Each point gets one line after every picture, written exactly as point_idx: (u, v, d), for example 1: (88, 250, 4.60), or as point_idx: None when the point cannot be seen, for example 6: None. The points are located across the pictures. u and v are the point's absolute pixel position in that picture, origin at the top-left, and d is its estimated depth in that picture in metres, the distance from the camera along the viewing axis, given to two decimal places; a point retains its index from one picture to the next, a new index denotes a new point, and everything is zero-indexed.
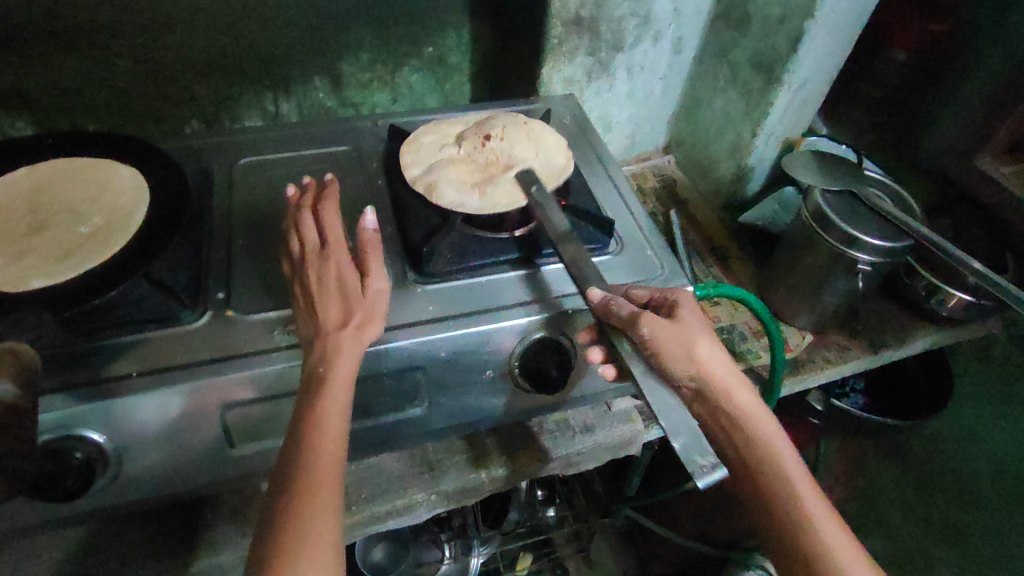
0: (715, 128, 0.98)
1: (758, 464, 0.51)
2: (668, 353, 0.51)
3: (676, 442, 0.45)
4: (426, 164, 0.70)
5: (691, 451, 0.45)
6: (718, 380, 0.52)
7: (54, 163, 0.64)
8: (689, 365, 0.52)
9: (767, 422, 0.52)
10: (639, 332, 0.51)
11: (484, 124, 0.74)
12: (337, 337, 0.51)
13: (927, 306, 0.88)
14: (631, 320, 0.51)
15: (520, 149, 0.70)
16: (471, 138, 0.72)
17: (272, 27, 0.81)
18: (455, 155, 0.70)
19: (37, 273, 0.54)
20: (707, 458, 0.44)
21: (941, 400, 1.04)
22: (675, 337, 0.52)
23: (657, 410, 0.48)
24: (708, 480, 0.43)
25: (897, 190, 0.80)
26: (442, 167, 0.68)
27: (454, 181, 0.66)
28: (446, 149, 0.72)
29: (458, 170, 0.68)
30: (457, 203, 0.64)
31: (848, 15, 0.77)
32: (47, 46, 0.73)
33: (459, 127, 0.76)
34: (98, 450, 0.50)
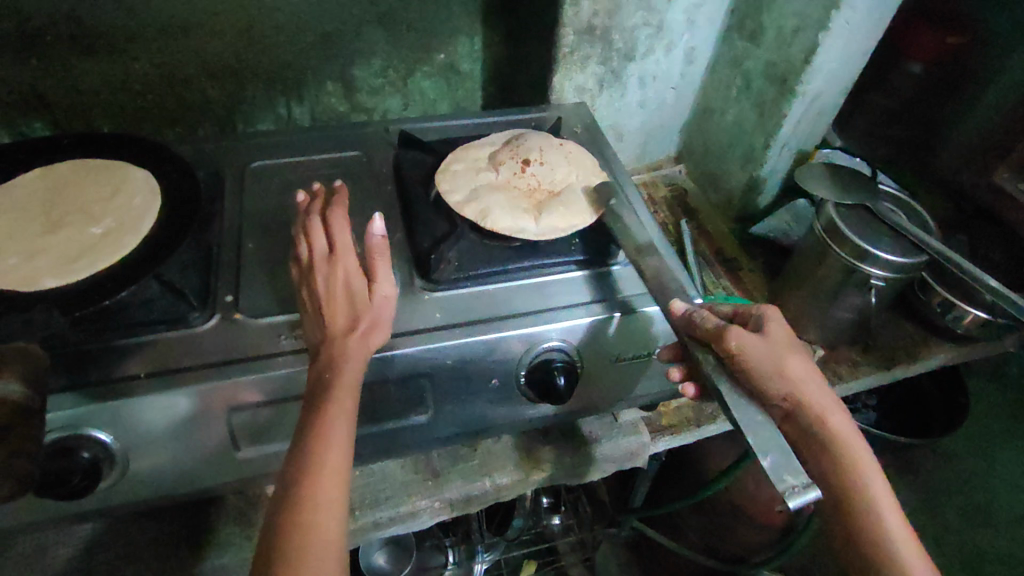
0: (728, 138, 0.98)
1: (851, 492, 0.48)
2: (757, 368, 0.50)
3: (765, 460, 0.44)
4: (467, 190, 0.67)
5: (781, 470, 0.43)
6: (811, 401, 0.51)
7: (70, 165, 0.65)
8: (784, 384, 0.50)
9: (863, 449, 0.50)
10: (729, 345, 0.50)
11: (516, 145, 0.72)
12: (344, 343, 0.51)
13: (942, 323, 0.87)
14: (717, 332, 0.50)
15: (561, 172, 0.69)
16: (510, 163, 0.69)
17: (286, 32, 0.82)
18: (497, 180, 0.68)
19: (50, 272, 0.55)
20: (798, 478, 0.43)
21: (955, 421, 1.03)
22: (764, 352, 0.50)
23: (745, 427, 0.46)
24: (800, 501, 0.42)
25: (910, 204, 0.79)
26: (488, 194, 0.66)
27: (506, 209, 0.65)
28: (485, 173, 0.69)
29: (505, 196, 0.66)
30: (515, 229, 0.63)
31: (864, 27, 0.77)
32: (66, 49, 0.74)
33: (487, 149, 0.73)
34: (104, 450, 0.50)
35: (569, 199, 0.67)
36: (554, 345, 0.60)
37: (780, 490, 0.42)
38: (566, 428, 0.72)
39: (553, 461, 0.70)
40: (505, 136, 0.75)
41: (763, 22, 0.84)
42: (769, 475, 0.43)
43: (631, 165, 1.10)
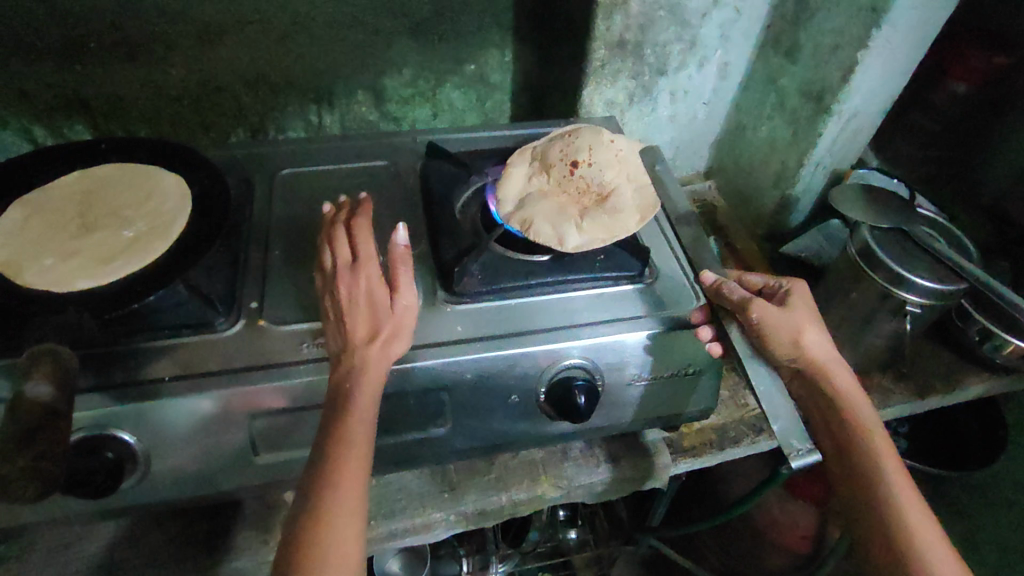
0: (760, 155, 0.96)
1: (855, 443, 0.57)
2: (777, 336, 0.58)
3: (777, 424, 0.55)
4: (516, 196, 0.67)
5: (791, 436, 0.55)
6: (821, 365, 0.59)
7: (106, 169, 0.67)
8: (795, 349, 0.58)
9: (865, 406, 0.58)
10: (750, 315, 0.57)
11: (565, 144, 0.71)
12: (365, 352, 0.51)
13: (980, 352, 0.84)
14: (742, 304, 0.58)
15: (610, 174, 0.69)
16: (561, 164, 0.69)
17: (319, 42, 0.83)
18: (548, 183, 0.68)
19: (84, 274, 0.56)
20: (803, 444, 0.54)
21: (992, 454, 0.99)
22: (785, 321, 0.58)
23: (761, 393, 0.56)
24: (805, 462, 0.52)
25: (949, 228, 0.77)
26: (538, 199, 0.66)
27: (555, 214, 0.64)
28: (537, 176, 0.68)
29: (553, 203, 0.65)
30: (559, 238, 0.62)
31: (906, 46, 0.75)
32: (109, 55, 0.76)
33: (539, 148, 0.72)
34: (128, 450, 0.51)
35: (618, 205, 0.66)
36: (575, 362, 0.59)
37: (787, 450, 0.54)
38: (586, 447, 0.71)
39: (571, 479, 0.69)
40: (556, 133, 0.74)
41: (800, 38, 0.83)
42: (780, 438, 0.54)
43: None
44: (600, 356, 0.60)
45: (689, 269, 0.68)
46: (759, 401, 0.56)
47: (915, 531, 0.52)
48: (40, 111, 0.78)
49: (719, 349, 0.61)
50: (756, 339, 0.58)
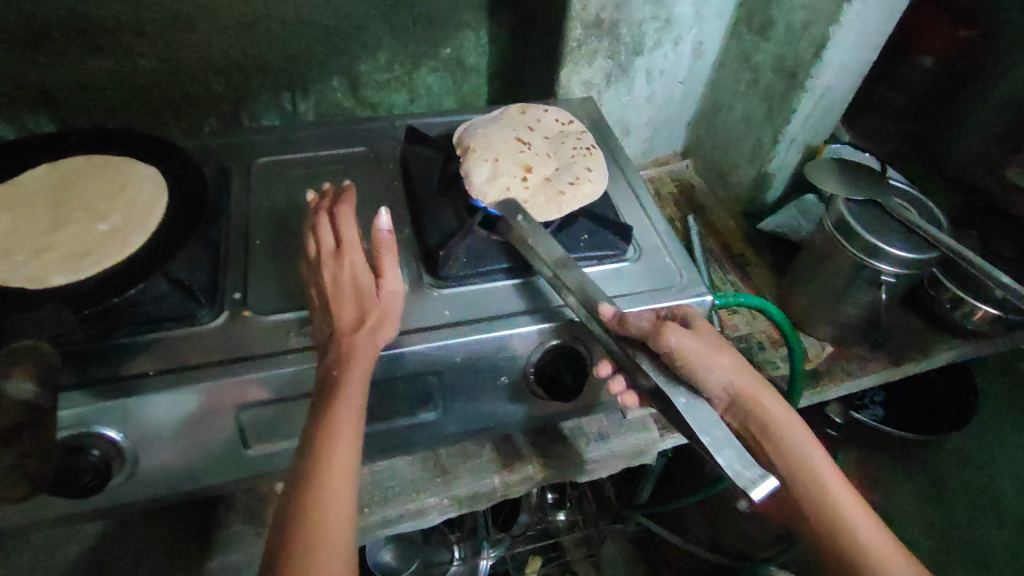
0: (736, 133, 0.97)
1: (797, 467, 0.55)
2: (693, 365, 0.54)
3: (720, 456, 0.48)
4: (563, 133, 0.73)
5: (737, 465, 0.47)
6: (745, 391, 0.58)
7: (77, 162, 0.65)
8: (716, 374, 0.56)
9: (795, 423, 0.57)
10: (667, 341, 0.54)
11: (495, 135, 0.69)
12: (352, 338, 0.50)
13: (951, 318, 0.87)
14: (656, 332, 0.54)
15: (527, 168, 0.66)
16: (547, 134, 0.72)
17: (291, 27, 0.81)
18: (520, 130, 0.71)
19: (58, 270, 0.55)
20: (753, 470, 0.47)
21: (964, 416, 1.02)
22: (700, 349, 0.55)
23: (696, 428, 0.50)
24: (763, 490, 0.45)
25: (921, 200, 0.78)
26: (503, 136, 0.69)
27: (508, 153, 0.67)
28: (517, 123, 0.72)
29: (573, 150, 0.71)
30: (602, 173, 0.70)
31: (876, 22, 0.76)
32: (71, 45, 0.74)
33: (502, 121, 0.72)
34: (114, 448, 0.50)
35: (552, 193, 0.64)
36: (559, 343, 0.60)
37: (742, 484, 0.46)
38: (575, 426, 0.72)
39: (561, 458, 0.69)
40: (477, 124, 0.71)
41: (773, 16, 0.84)
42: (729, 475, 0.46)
43: (637, 160, 1.09)
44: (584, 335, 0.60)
45: (672, 244, 0.69)
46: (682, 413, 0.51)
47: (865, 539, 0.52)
48: (2, 105, 0.76)
49: (621, 387, 0.62)
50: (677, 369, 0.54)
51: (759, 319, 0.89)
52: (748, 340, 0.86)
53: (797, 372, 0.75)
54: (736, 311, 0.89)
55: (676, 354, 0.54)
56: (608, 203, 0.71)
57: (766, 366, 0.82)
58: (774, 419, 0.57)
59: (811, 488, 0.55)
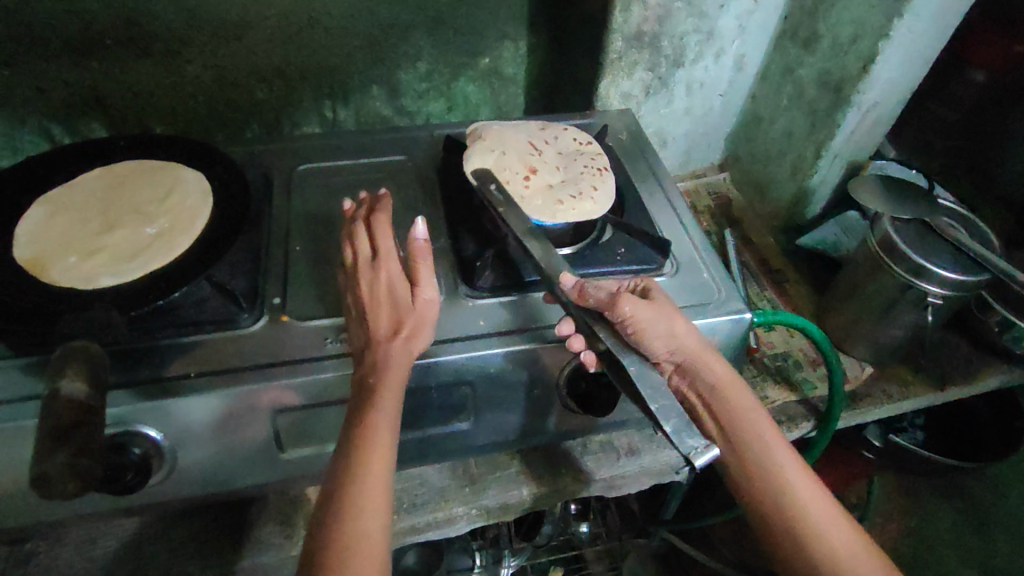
0: (777, 147, 0.95)
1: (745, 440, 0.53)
2: (645, 332, 0.52)
3: (668, 425, 0.47)
4: (578, 150, 0.72)
5: (683, 432, 0.46)
6: (695, 359, 0.54)
7: (127, 167, 0.67)
8: (668, 341, 0.53)
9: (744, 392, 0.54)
10: (622, 310, 0.51)
11: (506, 138, 0.70)
12: (387, 347, 0.50)
13: (1000, 342, 0.84)
14: (611, 301, 0.51)
15: (527, 172, 0.66)
16: (567, 149, 0.72)
17: (334, 36, 0.83)
18: (539, 139, 0.72)
19: (107, 271, 0.56)
20: (699, 439, 0.46)
21: (1011, 444, 0.98)
22: (654, 317, 0.52)
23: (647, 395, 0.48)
24: (707, 458, 0.44)
25: (971, 219, 0.76)
26: (518, 137, 0.71)
27: (517, 151, 0.68)
28: (538, 133, 0.73)
29: (582, 166, 0.69)
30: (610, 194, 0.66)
31: (927, 37, 0.74)
32: (126, 53, 0.76)
33: (523, 131, 0.73)
34: (155, 446, 0.51)
35: (551, 198, 0.63)
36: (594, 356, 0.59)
37: (684, 451, 0.45)
38: (606, 440, 0.71)
39: (591, 472, 0.69)
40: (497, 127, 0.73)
41: (819, 29, 0.82)
42: (672, 440, 0.46)
43: (673, 172, 1.08)
44: None
45: (710, 259, 0.68)
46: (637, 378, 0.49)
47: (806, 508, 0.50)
48: (57, 109, 0.78)
49: (592, 359, 0.55)
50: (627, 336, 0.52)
51: (796, 338, 0.87)
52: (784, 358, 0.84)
53: (836, 394, 0.73)
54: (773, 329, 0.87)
55: (628, 324, 0.51)
56: (645, 217, 0.70)
57: (803, 386, 0.80)
58: (725, 386, 0.54)
59: (761, 458, 0.52)
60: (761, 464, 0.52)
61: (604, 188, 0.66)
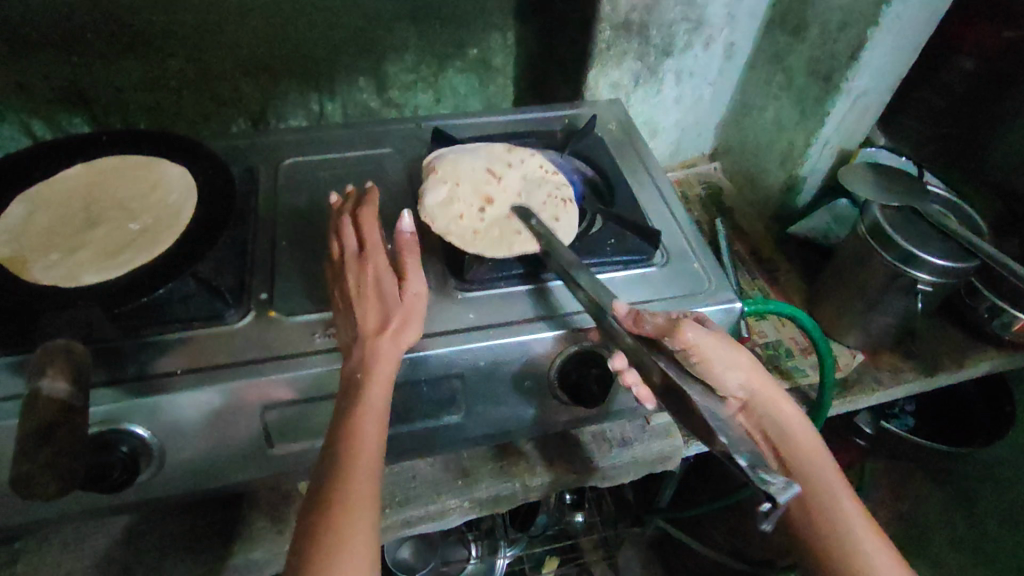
0: (767, 135, 0.95)
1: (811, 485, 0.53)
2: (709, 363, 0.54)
3: (740, 459, 0.43)
4: (543, 174, 0.68)
5: (759, 469, 0.42)
6: (765, 399, 0.56)
7: (110, 163, 0.66)
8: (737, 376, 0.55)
9: (808, 431, 0.56)
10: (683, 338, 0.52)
11: (462, 163, 0.67)
12: (375, 342, 0.50)
13: (989, 328, 0.84)
14: (672, 327, 0.52)
15: (483, 205, 0.63)
16: (525, 172, 0.68)
17: (320, 28, 0.82)
18: (500, 163, 0.68)
19: (90, 269, 0.55)
20: (777, 479, 0.41)
21: (1001, 429, 0.99)
22: (717, 350, 0.53)
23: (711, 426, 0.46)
24: (792, 493, 0.39)
25: (960, 206, 0.76)
26: (474, 164, 0.67)
27: (473, 181, 0.65)
28: (497, 156, 0.69)
29: (544, 195, 0.65)
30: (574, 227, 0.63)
31: (916, 23, 0.74)
32: (107, 46, 0.75)
33: (486, 152, 0.69)
34: (142, 445, 0.51)
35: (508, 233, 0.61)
36: (586, 347, 0.59)
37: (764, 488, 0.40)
38: (598, 431, 0.71)
39: (582, 464, 0.69)
40: (456, 149, 0.69)
41: (808, 16, 0.82)
42: (749, 476, 0.41)
43: (663, 162, 1.08)
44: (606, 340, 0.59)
45: (700, 249, 0.68)
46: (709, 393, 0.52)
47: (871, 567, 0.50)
48: (37, 105, 0.77)
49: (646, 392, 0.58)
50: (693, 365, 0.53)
51: (787, 326, 0.87)
52: (776, 347, 0.84)
53: (827, 382, 0.73)
54: (764, 317, 0.87)
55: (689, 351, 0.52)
56: (635, 207, 0.70)
57: (794, 374, 0.80)
58: (791, 430, 0.55)
59: (827, 508, 0.52)
60: (822, 508, 0.52)
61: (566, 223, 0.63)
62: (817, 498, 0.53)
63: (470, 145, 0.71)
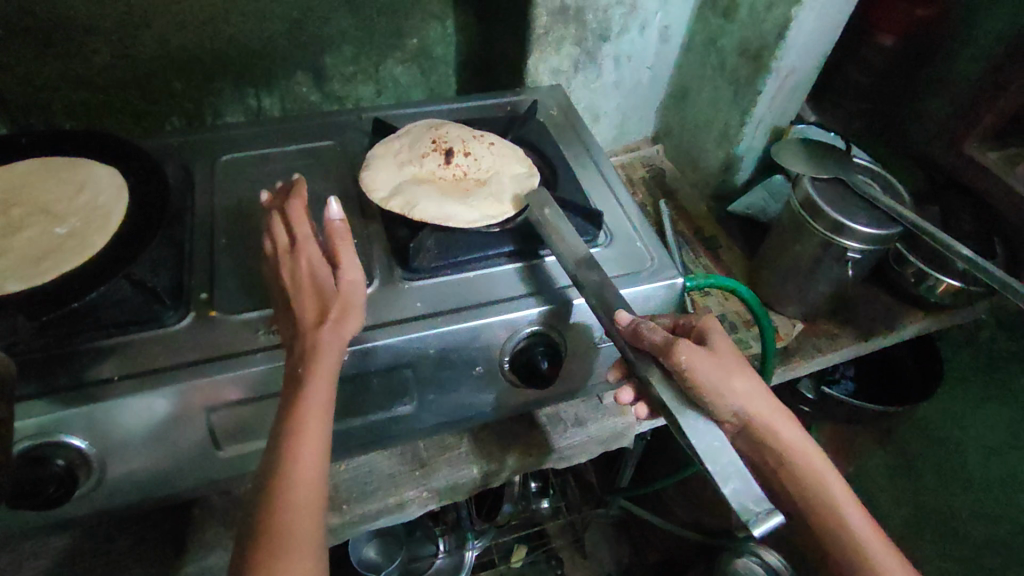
0: (705, 117, 0.98)
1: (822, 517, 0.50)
2: (705, 388, 0.49)
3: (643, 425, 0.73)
4: (447, 143, 0.69)
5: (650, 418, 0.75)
6: (763, 422, 0.51)
7: (30, 165, 0.63)
8: (732, 401, 0.50)
9: (817, 459, 0.51)
10: (676, 360, 0.49)
11: (409, 177, 0.65)
12: (315, 335, 0.49)
13: (917, 293, 0.88)
14: (666, 349, 0.49)
15: (463, 188, 0.65)
16: (423, 151, 0.68)
17: (252, 21, 0.80)
18: (418, 162, 0.67)
19: (13, 275, 0.53)
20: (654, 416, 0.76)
21: (932, 387, 1.05)
22: (713, 376, 0.49)
23: (702, 453, 0.44)
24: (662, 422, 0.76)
25: (885, 177, 0.80)
26: (409, 174, 0.66)
27: (433, 184, 0.65)
28: (404, 158, 0.67)
29: (478, 155, 0.68)
30: (517, 158, 0.69)
31: (836, 3, 0.77)
32: (22, 44, 0.71)
33: (396, 162, 0.67)
34: (80, 456, 0.49)
35: (510, 167, 0.68)
36: (538, 328, 0.60)
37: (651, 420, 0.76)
38: (553, 412, 0.72)
39: (538, 445, 0.69)
40: (377, 170, 0.66)
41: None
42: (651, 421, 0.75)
43: (608, 147, 1.10)
44: (557, 321, 0.60)
45: (642, 228, 0.69)
46: (700, 458, 0.44)
47: None
48: None
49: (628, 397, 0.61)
50: (683, 387, 0.49)
51: (731, 301, 0.90)
52: (721, 321, 0.87)
53: (768, 350, 0.76)
54: (709, 293, 0.90)
55: (684, 374, 0.49)
56: (578, 190, 0.71)
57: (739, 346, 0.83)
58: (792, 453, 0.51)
59: (838, 537, 0.49)
60: (837, 539, 0.49)
61: (513, 166, 0.68)
62: (831, 528, 0.49)
63: (373, 162, 0.67)
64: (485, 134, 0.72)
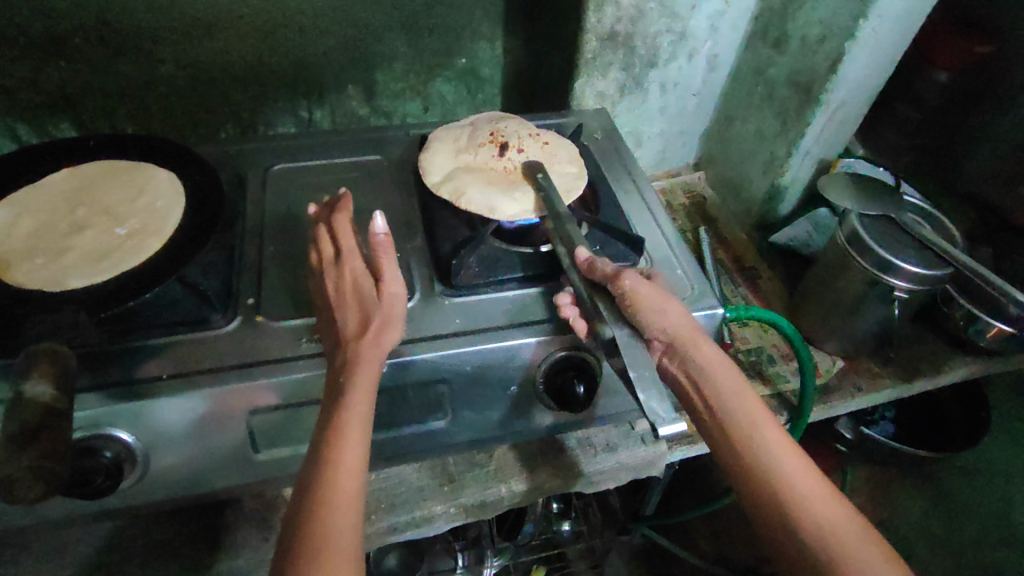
0: (749, 146, 0.97)
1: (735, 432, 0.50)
2: (643, 310, 0.51)
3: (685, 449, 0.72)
4: (505, 136, 0.70)
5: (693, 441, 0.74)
6: (688, 341, 0.52)
7: (96, 167, 0.66)
8: (663, 319, 0.52)
9: (734, 376, 0.52)
10: (623, 285, 0.52)
11: (463, 166, 0.68)
12: (357, 344, 0.50)
13: (965, 336, 0.86)
14: (614, 275, 0.52)
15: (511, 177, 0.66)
16: (480, 141, 0.69)
17: (309, 36, 0.82)
18: (473, 151, 0.69)
19: (75, 272, 0.56)
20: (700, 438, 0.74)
21: (977, 434, 1.01)
22: (654, 298, 0.52)
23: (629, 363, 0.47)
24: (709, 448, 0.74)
25: (934, 216, 0.78)
26: (465, 159, 0.68)
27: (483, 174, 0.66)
28: (462, 145, 0.70)
29: (532, 152, 0.69)
30: (570, 161, 0.70)
31: (891, 39, 0.76)
32: (95, 52, 0.75)
33: (455, 148, 0.70)
34: (126, 450, 0.50)
35: (562, 165, 0.69)
36: (572, 351, 0.59)
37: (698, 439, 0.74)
38: (584, 436, 0.72)
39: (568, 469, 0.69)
40: (438, 156, 0.70)
41: (787, 30, 0.84)
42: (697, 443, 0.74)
43: (648, 171, 1.10)
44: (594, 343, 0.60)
45: (682, 255, 0.69)
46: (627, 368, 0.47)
47: (796, 502, 0.47)
48: (23, 110, 0.77)
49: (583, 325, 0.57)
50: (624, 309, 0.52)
51: (769, 333, 0.88)
52: (759, 353, 0.86)
53: (807, 385, 0.74)
54: (747, 324, 0.89)
55: (628, 297, 0.51)
56: (620, 215, 0.71)
57: (777, 380, 0.82)
58: (712, 370, 0.52)
59: (749, 448, 0.49)
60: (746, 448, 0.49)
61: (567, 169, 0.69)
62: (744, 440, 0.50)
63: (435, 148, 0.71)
64: (544, 133, 0.73)
